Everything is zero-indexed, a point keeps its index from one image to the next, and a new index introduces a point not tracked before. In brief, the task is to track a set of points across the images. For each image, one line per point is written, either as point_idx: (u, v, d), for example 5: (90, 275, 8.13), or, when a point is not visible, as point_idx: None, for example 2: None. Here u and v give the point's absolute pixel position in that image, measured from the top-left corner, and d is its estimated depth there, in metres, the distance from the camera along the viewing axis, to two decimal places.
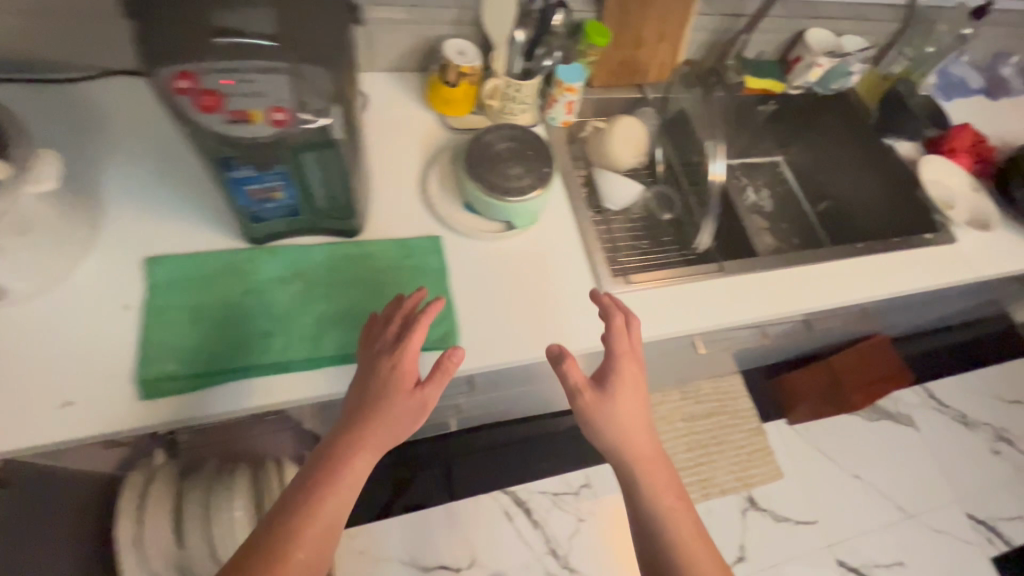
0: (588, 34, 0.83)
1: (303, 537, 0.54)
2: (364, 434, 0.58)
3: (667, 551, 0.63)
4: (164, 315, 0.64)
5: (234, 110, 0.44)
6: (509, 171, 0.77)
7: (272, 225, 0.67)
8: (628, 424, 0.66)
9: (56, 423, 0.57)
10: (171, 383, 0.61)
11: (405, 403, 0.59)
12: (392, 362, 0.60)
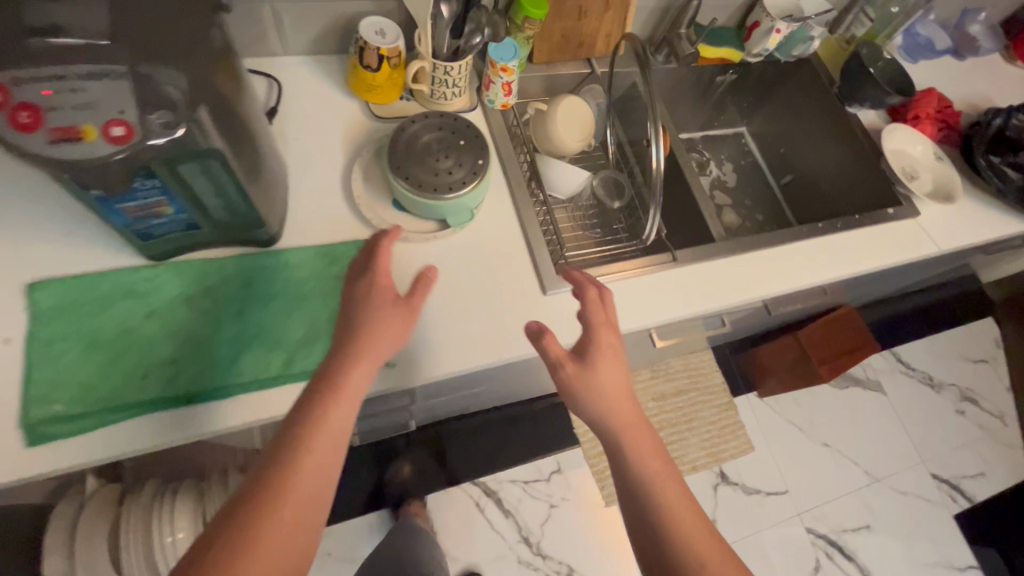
0: (521, 4, 0.76)
1: (285, 504, 0.44)
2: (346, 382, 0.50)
3: (666, 530, 0.55)
4: (49, 348, 0.57)
5: (64, 127, 0.36)
6: (438, 164, 0.70)
7: (168, 241, 0.60)
8: (614, 399, 0.59)
9: None
10: (60, 425, 0.54)
11: (392, 332, 0.53)
12: (374, 293, 0.54)
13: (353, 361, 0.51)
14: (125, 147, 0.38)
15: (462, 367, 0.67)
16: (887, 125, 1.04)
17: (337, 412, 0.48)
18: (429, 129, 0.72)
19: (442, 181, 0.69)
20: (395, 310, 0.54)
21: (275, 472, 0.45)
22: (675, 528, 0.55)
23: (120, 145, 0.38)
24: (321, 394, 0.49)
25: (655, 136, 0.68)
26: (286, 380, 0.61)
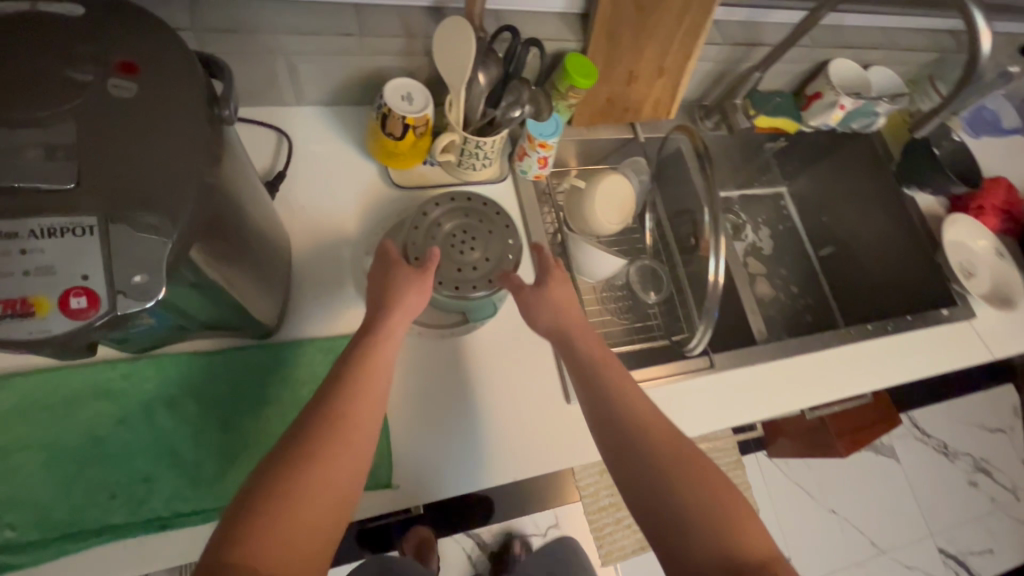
0: (568, 72, 0.67)
1: (334, 450, 0.41)
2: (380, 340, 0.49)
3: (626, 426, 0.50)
4: (8, 461, 0.50)
5: (9, 301, 0.30)
6: (460, 257, 0.61)
7: (152, 341, 0.53)
8: (562, 320, 0.59)
9: None
10: (14, 556, 0.48)
11: (414, 300, 0.53)
12: (394, 269, 0.55)
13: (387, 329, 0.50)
14: (85, 323, 0.30)
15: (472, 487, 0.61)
16: (948, 212, 0.97)
17: (378, 360, 0.48)
18: (453, 213, 0.63)
19: (463, 280, 0.60)
20: (420, 282, 0.54)
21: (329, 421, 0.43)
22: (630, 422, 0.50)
23: (81, 319, 0.31)
24: (360, 352, 0.48)
25: (714, 247, 0.65)
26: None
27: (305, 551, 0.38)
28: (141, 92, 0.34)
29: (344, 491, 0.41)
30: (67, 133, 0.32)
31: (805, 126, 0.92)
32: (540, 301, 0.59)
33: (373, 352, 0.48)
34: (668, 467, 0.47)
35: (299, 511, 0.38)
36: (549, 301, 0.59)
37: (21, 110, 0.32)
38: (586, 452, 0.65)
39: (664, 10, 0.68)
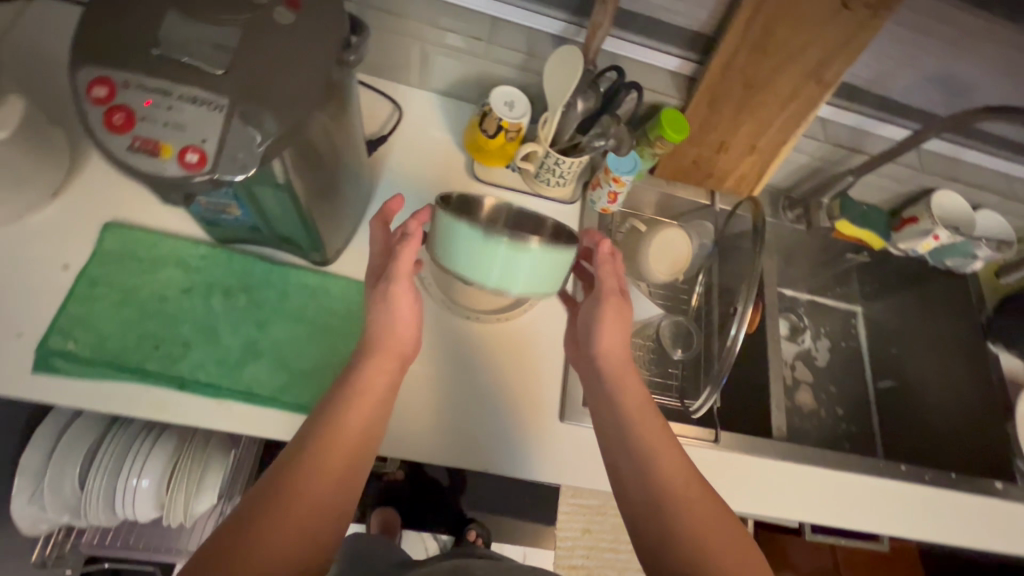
0: (661, 123, 0.71)
1: (307, 483, 0.47)
2: (348, 405, 0.52)
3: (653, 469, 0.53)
4: (94, 288, 0.60)
5: (146, 138, 0.38)
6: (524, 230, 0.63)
7: (232, 233, 0.62)
8: (610, 361, 0.61)
9: None
10: (65, 362, 0.56)
11: (390, 356, 0.56)
12: (379, 297, 0.58)
13: (354, 395, 0.53)
14: (190, 177, 0.38)
15: (444, 462, 0.63)
16: None
17: (365, 399, 0.53)
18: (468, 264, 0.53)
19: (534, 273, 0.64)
20: (394, 327, 0.57)
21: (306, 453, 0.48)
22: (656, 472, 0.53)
23: (188, 171, 0.38)
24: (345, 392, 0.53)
25: (741, 315, 0.67)
26: (272, 404, 0.60)
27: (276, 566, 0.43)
28: (296, 19, 0.43)
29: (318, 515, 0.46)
30: (234, 32, 0.41)
31: (891, 246, 0.90)
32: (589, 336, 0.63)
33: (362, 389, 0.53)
34: (686, 513, 0.50)
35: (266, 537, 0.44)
36: (607, 327, 0.61)
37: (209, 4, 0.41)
38: (565, 473, 0.66)
39: (770, 93, 0.71)
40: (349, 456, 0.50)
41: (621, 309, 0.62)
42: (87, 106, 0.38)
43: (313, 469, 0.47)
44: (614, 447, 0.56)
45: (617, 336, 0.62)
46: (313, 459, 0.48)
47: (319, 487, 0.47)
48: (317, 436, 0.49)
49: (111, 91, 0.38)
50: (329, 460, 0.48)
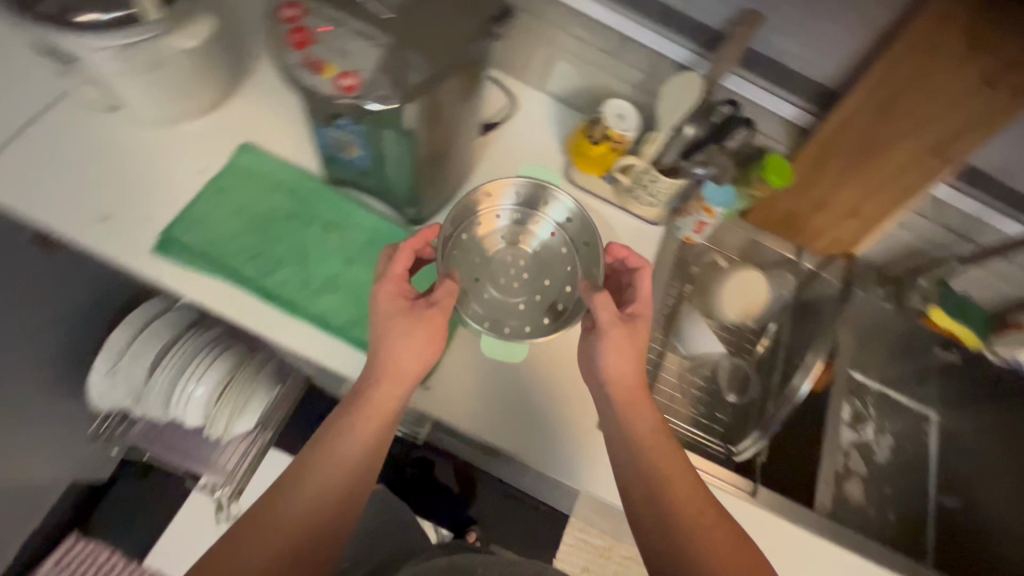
0: (766, 166, 0.70)
1: (272, 526, 0.54)
2: (328, 448, 0.56)
3: (666, 504, 0.55)
4: (217, 193, 0.67)
5: (313, 58, 0.44)
6: (532, 217, 0.72)
7: (344, 174, 0.67)
8: (608, 390, 0.60)
9: (87, 231, 0.63)
10: (179, 249, 0.63)
11: (389, 387, 0.57)
12: (391, 320, 0.58)
13: (337, 435, 0.57)
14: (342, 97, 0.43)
15: (475, 430, 0.66)
16: None
17: (345, 441, 0.57)
18: (508, 300, 0.69)
19: (554, 255, 0.71)
20: (396, 354, 0.57)
21: (282, 492, 0.55)
22: (673, 512, 0.54)
23: (339, 92, 0.43)
24: (331, 432, 0.57)
25: (806, 371, 0.66)
26: (339, 334, 0.64)
27: None
28: None
29: (283, 551, 0.53)
30: None
31: (990, 350, 0.86)
32: (591, 362, 0.61)
33: (346, 432, 0.57)
34: (702, 544, 0.53)
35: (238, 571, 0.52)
36: (606, 353, 0.59)
37: None
38: (588, 479, 0.66)
39: (884, 164, 0.69)
40: (318, 498, 0.55)
41: (626, 337, 0.59)
42: (277, 24, 0.45)
43: (293, 505, 0.54)
44: (630, 480, 0.57)
45: (619, 364, 0.59)
46: (285, 500, 0.55)
47: (297, 521, 0.54)
48: (301, 473, 0.56)
49: (296, 16, 0.45)
50: (302, 502, 0.55)
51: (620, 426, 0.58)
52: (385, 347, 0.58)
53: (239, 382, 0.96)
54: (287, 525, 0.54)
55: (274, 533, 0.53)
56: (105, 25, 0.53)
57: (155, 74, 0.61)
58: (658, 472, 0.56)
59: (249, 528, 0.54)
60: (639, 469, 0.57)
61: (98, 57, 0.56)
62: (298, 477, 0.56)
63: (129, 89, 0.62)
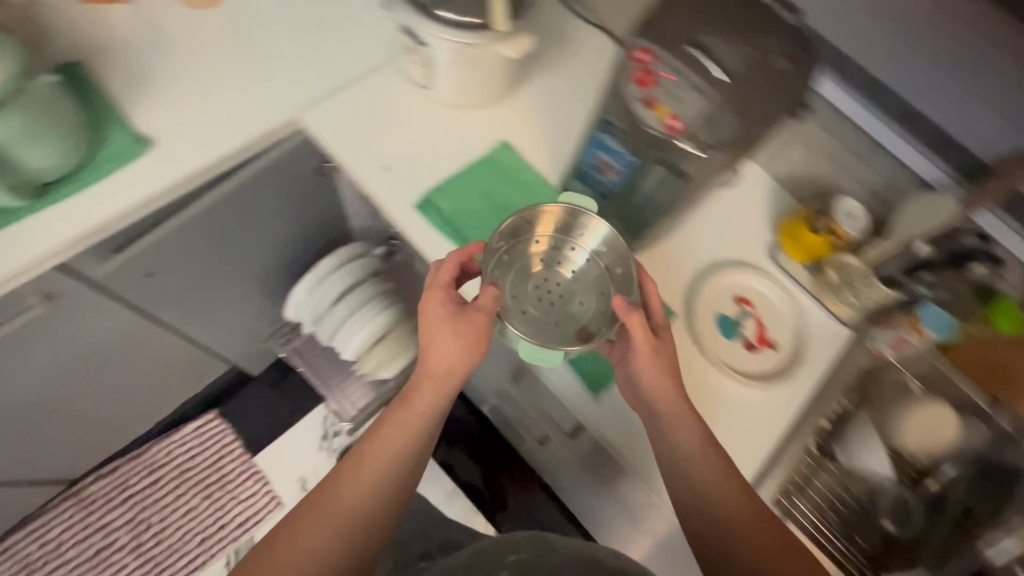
0: (995, 309, 0.65)
1: (327, 503, 0.64)
2: (381, 434, 0.67)
3: (716, 513, 0.63)
4: (473, 176, 0.78)
5: (653, 97, 0.52)
6: (570, 243, 0.72)
7: (582, 190, 0.75)
8: (653, 408, 0.65)
9: (374, 178, 0.76)
10: (436, 214, 0.75)
11: (432, 383, 0.67)
12: (433, 323, 0.65)
13: (390, 423, 0.68)
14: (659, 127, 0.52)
15: (612, 443, 0.72)
16: None
17: (393, 426, 0.67)
18: (541, 320, 0.69)
19: (591, 282, 0.71)
20: (437, 350, 0.65)
21: (339, 476, 0.66)
22: (720, 512, 0.63)
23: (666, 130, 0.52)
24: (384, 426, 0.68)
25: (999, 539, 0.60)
26: None
27: (312, 553, 0.62)
28: (794, 68, 0.52)
29: (340, 523, 0.63)
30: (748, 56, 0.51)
31: None
32: (636, 384, 0.66)
33: (394, 420, 0.68)
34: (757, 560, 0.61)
35: (303, 537, 0.62)
36: (643, 365, 0.63)
37: (741, 24, 0.51)
38: (663, 491, 0.71)
39: None
40: (368, 481, 0.66)
41: (657, 355, 0.63)
42: (628, 60, 0.52)
43: (348, 485, 0.65)
44: (685, 494, 0.65)
45: (656, 383, 0.63)
46: (341, 481, 0.66)
47: (354, 499, 0.65)
48: (355, 457, 0.67)
49: (647, 54, 0.51)
50: (355, 480, 0.66)
51: (664, 444, 0.65)
52: (429, 341, 0.65)
53: (400, 336, 1.07)
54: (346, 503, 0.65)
55: (332, 509, 0.64)
56: (465, 27, 0.66)
57: (471, 68, 0.73)
58: (705, 485, 0.63)
59: (311, 505, 0.65)
60: (686, 481, 0.64)
61: (444, 46, 0.69)
62: (354, 459, 0.67)
63: (447, 75, 0.74)
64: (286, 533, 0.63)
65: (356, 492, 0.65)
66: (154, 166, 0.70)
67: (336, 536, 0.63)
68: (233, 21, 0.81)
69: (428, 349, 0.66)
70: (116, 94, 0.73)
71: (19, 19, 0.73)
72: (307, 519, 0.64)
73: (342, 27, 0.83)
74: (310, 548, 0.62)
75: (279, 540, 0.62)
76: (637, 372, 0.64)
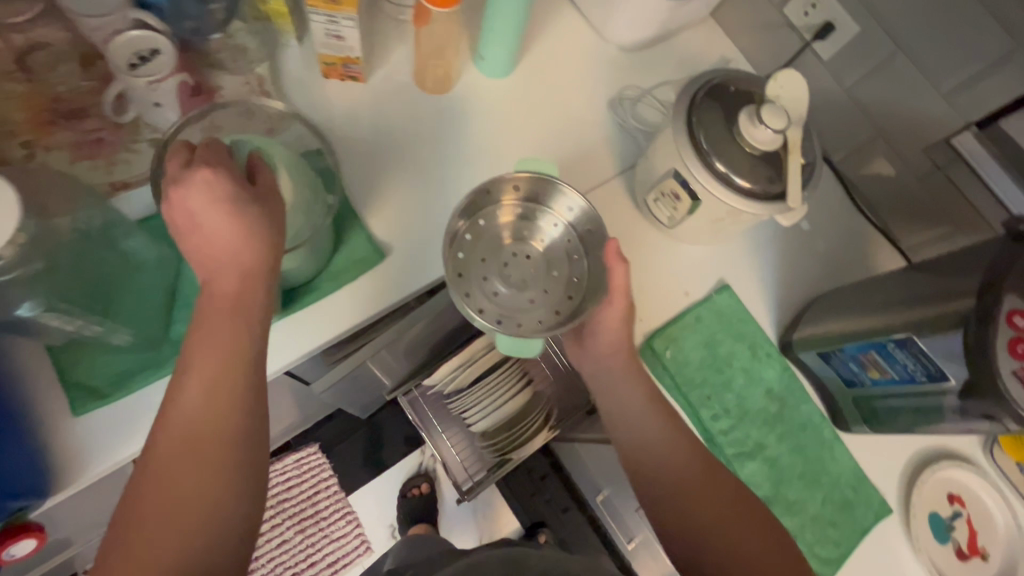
0: None
1: (153, 494, 0.45)
2: (194, 370, 0.48)
3: (674, 494, 0.60)
4: (696, 321, 0.73)
5: None
6: (540, 209, 0.67)
7: (819, 366, 0.71)
8: (608, 362, 0.65)
9: (563, 269, 0.66)
10: (660, 361, 0.71)
11: (227, 276, 0.50)
12: (186, 200, 0.49)
13: (195, 352, 0.49)
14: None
15: None
16: None
17: (208, 348, 0.49)
18: (521, 305, 0.65)
19: (567, 252, 0.67)
20: (210, 229, 0.50)
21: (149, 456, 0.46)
22: (665, 460, 0.62)
23: None
24: (180, 377, 0.49)
25: None
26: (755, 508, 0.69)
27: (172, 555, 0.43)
28: None
29: (192, 498, 0.45)
30: None
31: None
32: (594, 335, 0.65)
33: (202, 343, 0.49)
34: (721, 533, 0.58)
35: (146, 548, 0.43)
36: (606, 325, 0.63)
37: None
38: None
39: None
40: (208, 424, 0.47)
41: (624, 307, 0.62)
42: (999, 322, 0.49)
43: (169, 462, 0.46)
44: (642, 468, 0.63)
45: (612, 338, 0.64)
46: (157, 464, 0.46)
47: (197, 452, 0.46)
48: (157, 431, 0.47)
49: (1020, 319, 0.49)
50: (180, 445, 0.46)
51: (613, 399, 0.65)
52: (207, 227, 0.49)
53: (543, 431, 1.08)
54: (190, 437, 0.47)
55: (169, 491, 0.45)
56: (741, 192, 0.62)
57: (729, 224, 0.68)
58: (649, 432, 0.63)
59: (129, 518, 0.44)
60: (634, 431, 0.64)
61: (715, 203, 0.64)
62: (164, 424, 0.47)
63: (693, 220, 0.70)
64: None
65: (205, 410, 0.47)
66: (389, 281, 0.67)
67: (206, 463, 0.46)
68: (462, 112, 0.76)
69: (203, 241, 0.50)
70: (349, 187, 0.69)
71: (258, 95, 0.69)
72: (159, 459, 0.47)
73: (568, 130, 0.79)
74: (173, 501, 0.45)
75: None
76: (596, 327, 0.64)
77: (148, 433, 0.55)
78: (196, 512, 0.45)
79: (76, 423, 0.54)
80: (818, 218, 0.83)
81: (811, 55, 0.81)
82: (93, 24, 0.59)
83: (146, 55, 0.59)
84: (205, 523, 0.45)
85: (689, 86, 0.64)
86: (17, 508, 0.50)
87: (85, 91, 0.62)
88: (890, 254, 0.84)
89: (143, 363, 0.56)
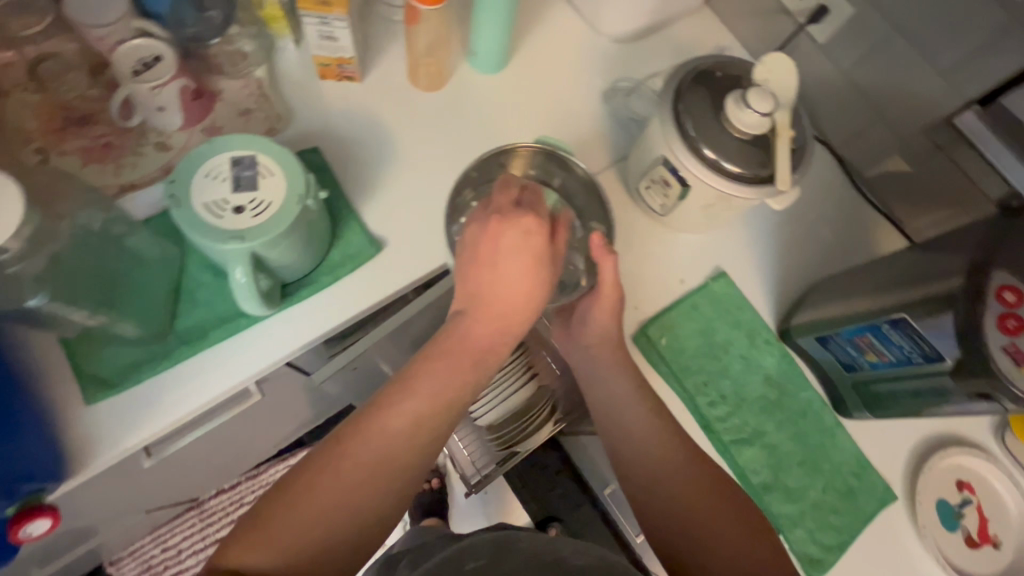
0: None
1: (354, 443, 0.50)
2: (442, 359, 0.53)
3: (655, 484, 0.61)
4: (690, 307, 0.73)
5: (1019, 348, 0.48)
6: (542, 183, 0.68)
7: (817, 351, 0.70)
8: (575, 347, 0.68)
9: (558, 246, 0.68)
10: (655, 349, 0.71)
11: (487, 322, 0.53)
12: (503, 231, 0.52)
13: (444, 343, 0.53)
14: None
15: None
16: None
17: (453, 343, 0.53)
18: None
19: None
20: (512, 286, 0.53)
21: (372, 413, 0.51)
22: (644, 449, 0.62)
23: None
24: (428, 360, 0.53)
25: None
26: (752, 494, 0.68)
27: (347, 507, 0.49)
28: None
29: (383, 463, 0.50)
30: None
31: None
32: (581, 321, 0.66)
33: (449, 341, 0.53)
34: (705, 526, 0.57)
35: (334, 492, 0.49)
36: (586, 312, 0.65)
37: None
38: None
39: None
40: (428, 408, 0.51)
41: (616, 298, 0.63)
42: (990, 299, 0.48)
43: (388, 427, 0.50)
44: (624, 456, 0.63)
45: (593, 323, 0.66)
46: (375, 420, 0.51)
47: (407, 433, 0.51)
48: (390, 394, 0.52)
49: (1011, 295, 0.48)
50: (398, 415, 0.51)
51: (596, 392, 0.66)
52: (504, 268, 0.52)
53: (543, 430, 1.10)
54: (414, 413, 0.51)
55: (362, 449, 0.50)
56: (730, 176, 0.62)
57: (722, 210, 0.68)
58: (631, 423, 0.63)
59: (331, 456, 0.50)
60: (614, 420, 0.64)
61: (705, 188, 0.64)
62: (401, 390, 0.52)
63: (685, 208, 0.70)
64: (297, 502, 0.48)
65: (389, 438, 0.51)
66: (384, 273, 0.68)
67: (366, 485, 0.50)
68: (457, 107, 0.77)
69: (493, 297, 0.53)
70: (347, 184, 0.71)
71: (257, 98, 0.71)
72: (370, 422, 0.51)
73: (563, 123, 0.80)
74: (369, 461, 0.50)
75: (283, 509, 0.48)
76: (575, 311, 0.66)
77: (153, 423, 0.59)
78: (379, 480, 0.50)
79: (89, 413, 0.57)
80: (818, 203, 0.82)
81: (807, 39, 0.80)
82: (100, 34, 0.63)
83: (149, 62, 0.62)
84: (383, 490, 0.50)
85: (675, 72, 0.65)
86: (31, 491, 0.54)
87: (94, 99, 0.66)
88: (894, 239, 0.82)
89: (150, 356, 0.59)
